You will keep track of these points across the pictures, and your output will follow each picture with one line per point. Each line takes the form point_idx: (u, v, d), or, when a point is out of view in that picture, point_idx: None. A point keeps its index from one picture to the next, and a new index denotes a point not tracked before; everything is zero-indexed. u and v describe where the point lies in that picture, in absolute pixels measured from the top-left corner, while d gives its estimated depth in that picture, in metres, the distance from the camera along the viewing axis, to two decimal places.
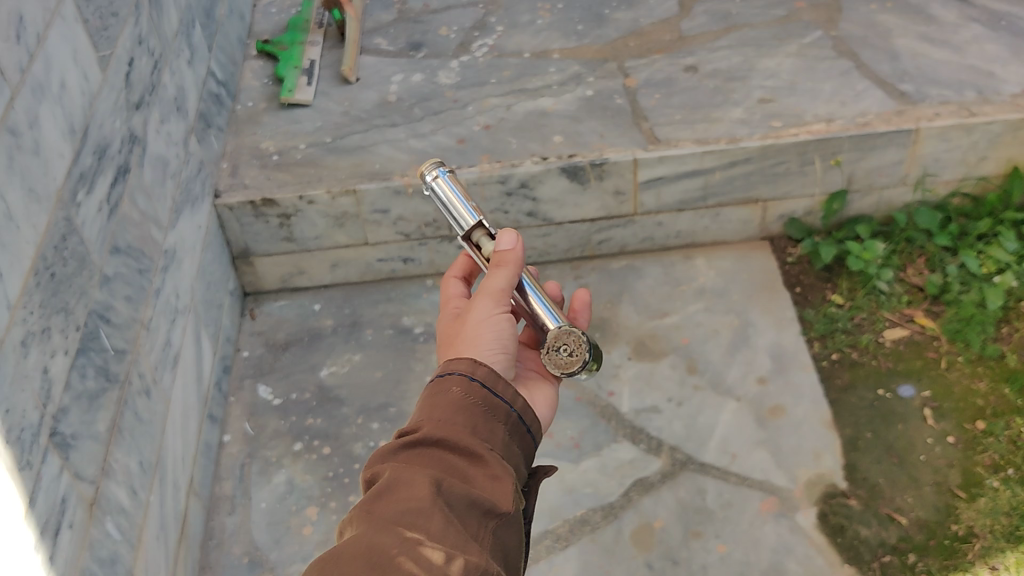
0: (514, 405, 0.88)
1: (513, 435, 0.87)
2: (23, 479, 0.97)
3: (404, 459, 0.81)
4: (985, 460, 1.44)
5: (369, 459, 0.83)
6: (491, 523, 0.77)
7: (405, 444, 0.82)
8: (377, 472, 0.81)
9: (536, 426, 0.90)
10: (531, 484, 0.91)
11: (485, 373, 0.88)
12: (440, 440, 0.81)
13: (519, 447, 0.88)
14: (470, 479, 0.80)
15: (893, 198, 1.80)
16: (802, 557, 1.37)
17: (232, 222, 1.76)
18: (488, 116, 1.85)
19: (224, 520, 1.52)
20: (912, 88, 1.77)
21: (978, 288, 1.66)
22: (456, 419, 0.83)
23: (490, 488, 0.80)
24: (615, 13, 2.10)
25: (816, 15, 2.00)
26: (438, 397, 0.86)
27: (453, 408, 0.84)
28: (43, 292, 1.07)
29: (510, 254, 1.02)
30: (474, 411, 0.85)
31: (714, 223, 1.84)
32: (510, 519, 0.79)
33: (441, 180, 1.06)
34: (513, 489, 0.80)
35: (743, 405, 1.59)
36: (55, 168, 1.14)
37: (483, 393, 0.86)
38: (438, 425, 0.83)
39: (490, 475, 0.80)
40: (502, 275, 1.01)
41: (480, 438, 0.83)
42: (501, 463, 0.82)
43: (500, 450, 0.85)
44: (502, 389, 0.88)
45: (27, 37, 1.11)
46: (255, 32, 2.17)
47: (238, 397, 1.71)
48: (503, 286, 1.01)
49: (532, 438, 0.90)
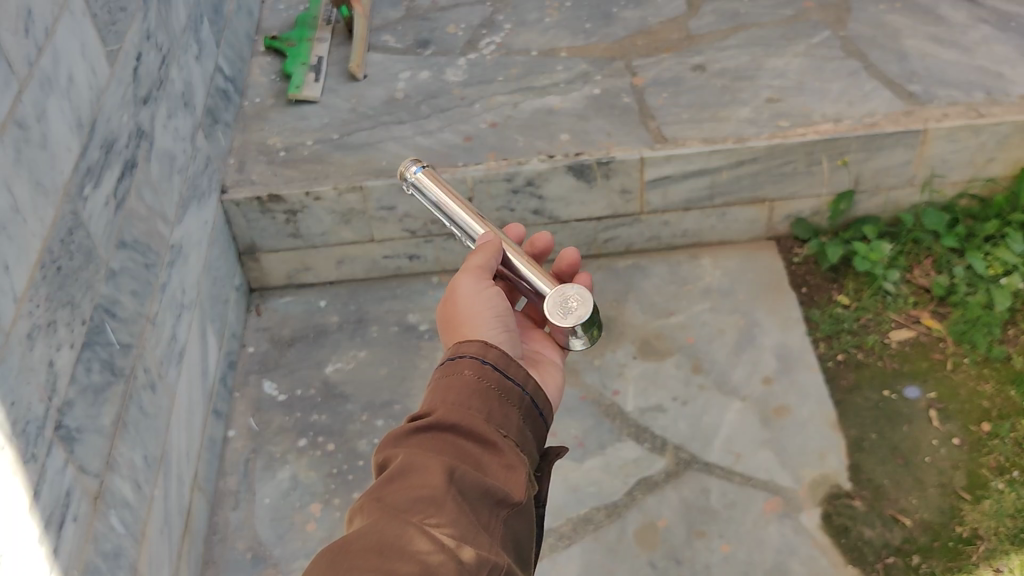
0: (526, 388, 0.88)
1: (526, 420, 0.87)
2: (28, 472, 0.97)
3: (416, 441, 0.81)
4: (991, 462, 1.44)
5: (380, 442, 0.83)
6: (504, 512, 0.78)
7: (418, 428, 0.81)
8: (390, 456, 0.81)
9: (548, 409, 0.90)
10: (542, 469, 0.91)
11: (496, 356, 0.88)
12: (453, 426, 0.81)
13: (531, 432, 0.88)
14: (484, 467, 0.80)
15: (900, 199, 1.79)
16: (806, 558, 1.37)
17: (239, 217, 1.77)
18: (495, 113, 1.85)
19: (228, 515, 1.53)
20: (921, 88, 1.76)
21: (985, 289, 1.65)
22: (471, 404, 0.83)
23: (504, 477, 0.80)
24: (623, 12, 2.10)
25: (825, 15, 1.99)
26: (451, 379, 0.86)
27: (467, 391, 0.84)
28: (50, 285, 1.08)
29: (488, 241, 1.08)
30: (488, 395, 0.85)
31: (721, 222, 1.84)
32: (522, 507, 0.80)
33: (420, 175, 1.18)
34: (526, 479, 0.81)
35: (748, 405, 1.59)
36: (62, 161, 1.14)
37: (495, 376, 0.86)
38: (453, 409, 0.82)
39: (505, 464, 0.81)
40: (479, 257, 1.06)
41: (494, 424, 0.83)
42: (515, 451, 0.82)
43: (515, 435, 0.85)
44: (515, 372, 0.88)
45: (36, 31, 1.11)
46: (264, 28, 2.18)
47: (243, 393, 1.71)
48: (481, 264, 1.05)
49: (544, 422, 0.90)
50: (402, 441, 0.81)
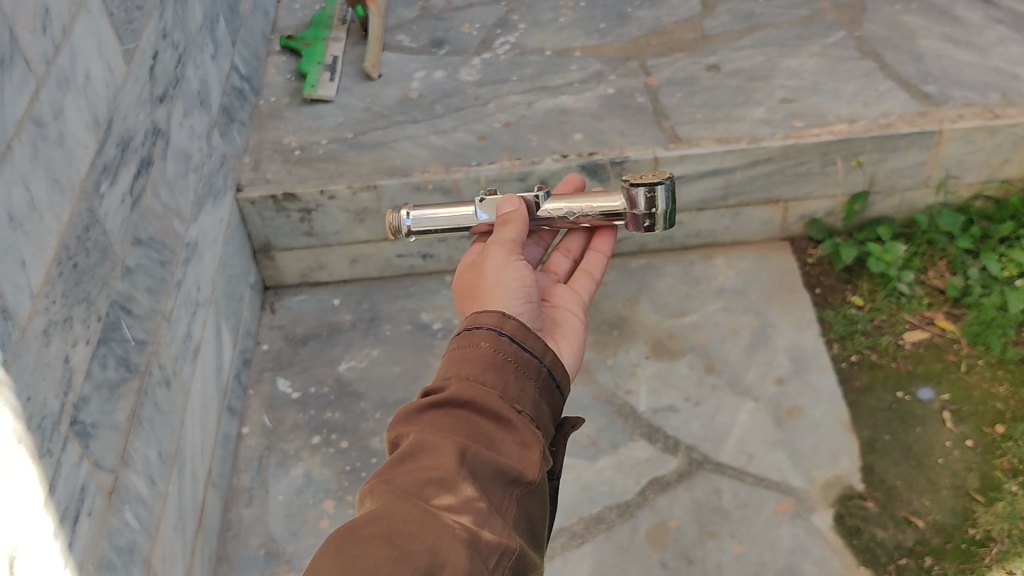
0: (543, 359, 0.90)
1: (543, 391, 0.88)
2: (44, 466, 0.99)
3: (430, 418, 0.82)
4: (1004, 464, 1.43)
5: (394, 418, 0.84)
6: (516, 490, 0.79)
7: (431, 404, 0.82)
8: (403, 433, 0.81)
9: (564, 381, 0.92)
10: (558, 441, 0.92)
11: (513, 328, 0.90)
12: (468, 402, 0.82)
13: (549, 404, 0.89)
14: (497, 445, 0.80)
15: (915, 200, 1.78)
16: (818, 558, 1.37)
17: (254, 216, 1.78)
18: (509, 113, 1.86)
19: (241, 511, 1.54)
20: (936, 89, 1.75)
21: (1000, 291, 1.64)
22: (486, 378, 0.84)
23: (518, 455, 0.81)
24: (637, 12, 2.10)
25: (840, 16, 1.98)
26: (467, 352, 0.87)
27: (483, 364, 0.86)
28: (66, 282, 1.09)
29: (514, 213, 1.14)
30: (504, 369, 0.86)
31: (735, 223, 1.83)
32: (535, 486, 0.81)
33: (414, 215, 1.22)
34: (540, 457, 0.81)
35: (761, 406, 1.58)
36: (79, 159, 1.15)
37: (512, 349, 0.88)
38: (467, 385, 0.83)
39: (519, 441, 0.81)
40: (512, 229, 1.12)
41: (509, 398, 0.84)
42: (529, 428, 0.83)
43: (530, 409, 0.86)
44: (532, 344, 0.90)
45: (53, 29, 1.13)
46: (279, 27, 2.19)
47: (257, 390, 1.73)
48: (514, 238, 1.11)
49: (561, 394, 0.91)
50: (415, 417, 0.82)
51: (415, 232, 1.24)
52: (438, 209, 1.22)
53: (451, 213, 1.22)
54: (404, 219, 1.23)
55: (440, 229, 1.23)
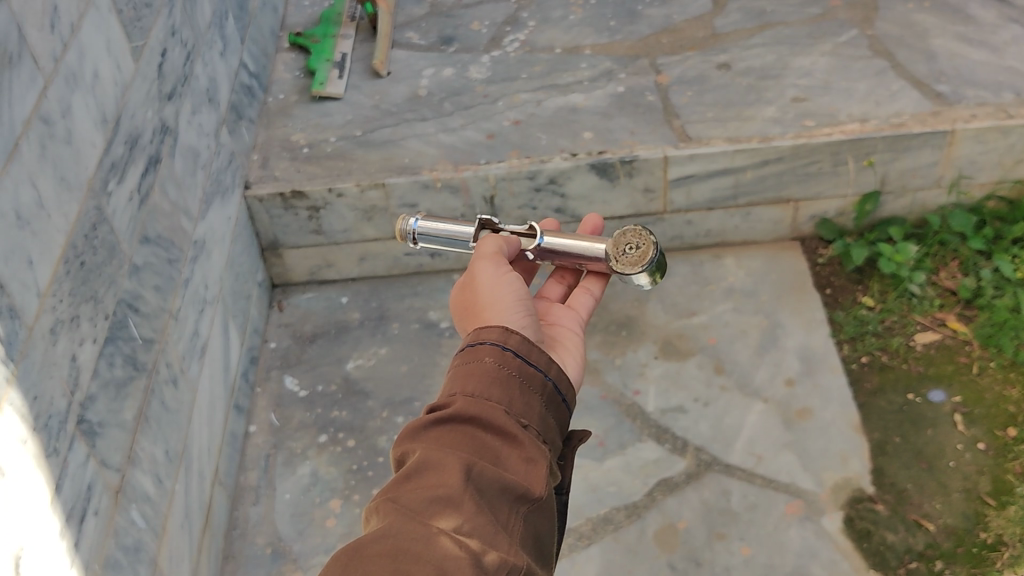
0: (548, 373, 0.88)
1: (549, 406, 0.88)
2: (50, 466, 0.98)
3: (434, 435, 0.81)
4: (1016, 468, 1.42)
5: (398, 435, 0.83)
6: (523, 507, 0.78)
7: (437, 420, 0.81)
8: (408, 450, 0.81)
9: (570, 394, 0.91)
10: (566, 454, 0.91)
11: (517, 342, 0.88)
12: (473, 417, 0.81)
13: (555, 418, 0.88)
14: (503, 461, 0.79)
15: (926, 200, 1.76)
16: (827, 561, 1.36)
17: (262, 213, 1.77)
18: (518, 111, 1.85)
19: (248, 510, 1.54)
20: (949, 88, 1.73)
21: (1013, 292, 1.63)
22: (492, 392, 0.84)
23: (524, 471, 0.79)
24: (648, 9, 2.09)
25: (853, 14, 1.96)
26: (472, 367, 0.86)
27: (488, 379, 0.85)
28: (73, 280, 1.09)
29: (512, 239, 1.16)
30: (509, 383, 0.85)
31: (745, 223, 1.82)
32: (542, 503, 0.80)
33: (421, 226, 1.20)
34: (547, 472, 0.80)
35: (770, 407, 1.57)
36: (87, 157, 1.15)
37: (517, 363, 0.87)
38: (472, 400, 0.82)
39: (525, 457, 0.80)
40: (494, 242, 1.11)
41: (515, 413, 0.83)
42: (535, 443, 0.81)
43: (537, 424, 0.85)
44: (537, 358, 0.88)
45: (61, 27, 1.12)
46: (288, 24, 2.19)
47: (265, 388, 1.72)
48: (497, 250, 1.09)
49: (567, 407, 0.90)
50: (420, 435, 0.81)
51: (421, 238, 1.22)
52: (445, 223, 1.20)
53: (453, 232, 1.19)
54: (411, 225, 1.21)
55: (441, 244, 1.22)
